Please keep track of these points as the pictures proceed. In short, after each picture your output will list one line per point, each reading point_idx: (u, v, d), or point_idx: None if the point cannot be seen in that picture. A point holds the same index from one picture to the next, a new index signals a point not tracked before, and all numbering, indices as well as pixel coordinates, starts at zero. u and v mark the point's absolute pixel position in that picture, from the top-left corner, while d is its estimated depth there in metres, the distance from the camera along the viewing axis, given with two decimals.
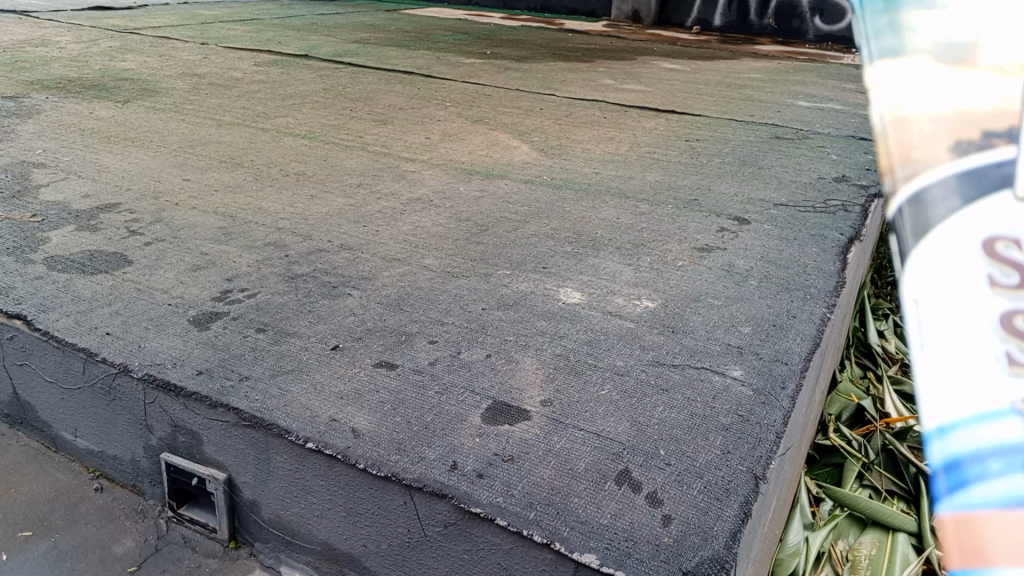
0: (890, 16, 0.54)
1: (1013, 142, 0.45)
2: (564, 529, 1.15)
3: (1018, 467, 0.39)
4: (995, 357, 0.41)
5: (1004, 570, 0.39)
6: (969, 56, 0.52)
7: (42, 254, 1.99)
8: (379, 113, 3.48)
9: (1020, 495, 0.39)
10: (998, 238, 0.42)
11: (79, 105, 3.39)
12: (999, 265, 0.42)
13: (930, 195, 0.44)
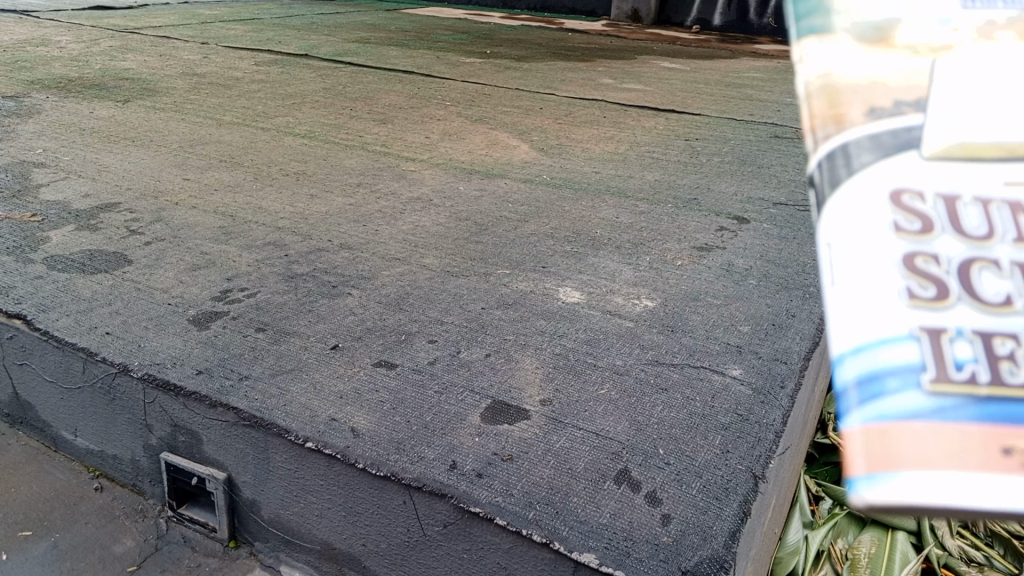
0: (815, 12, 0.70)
1: (917, 111, 0.61)
2: (564, 529, 1.15)
3: (911, 386, 0.53)
4: (895, 289, 0.56)
5: (907, 467, 0.50)
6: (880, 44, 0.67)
7: (42, 254, 2.00)
8: (379, 113, 3.48)
9: (913, 405, 0.52)
10: (902, 193, 0.58)
11: (79, 104, 3.39)
12: (903, 213, 0.58)
13: (847, 153, 0.60)
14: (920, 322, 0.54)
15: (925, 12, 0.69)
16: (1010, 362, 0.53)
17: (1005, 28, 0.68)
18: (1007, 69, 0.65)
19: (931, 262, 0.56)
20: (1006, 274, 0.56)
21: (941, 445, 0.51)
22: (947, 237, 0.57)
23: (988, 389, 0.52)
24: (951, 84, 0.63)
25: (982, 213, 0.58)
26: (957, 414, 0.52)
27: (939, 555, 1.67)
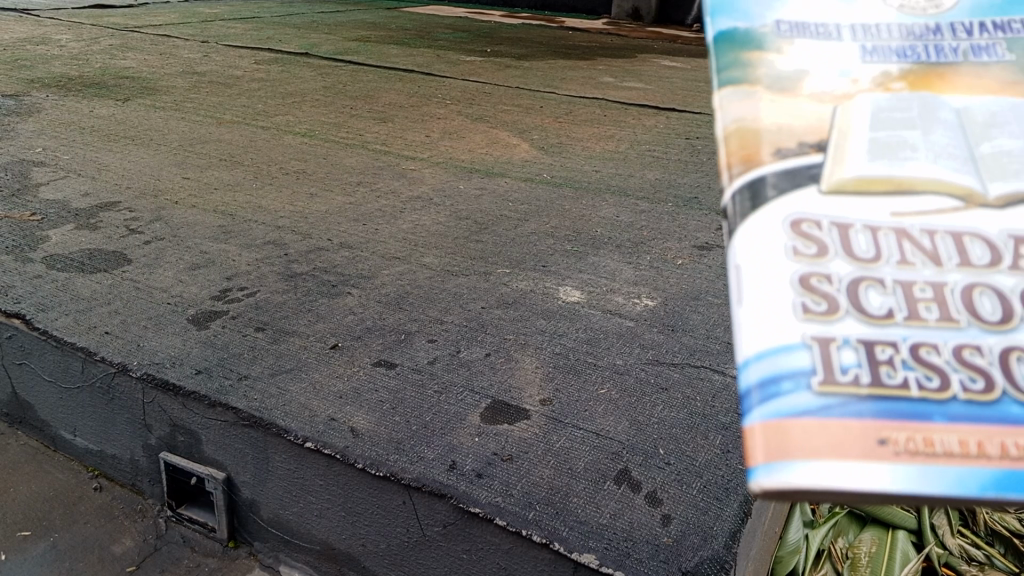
0: (736, 55, 0.77)
1: (818, 152, 0.70)
2: (564, 529, 1.15)
3: (803, 387, 0.59)
4: (791, 303, 0.63)
5: (798, 458, 0.57)
6: (792, 85, 0.75)
7: (41, 253, 1.99)
8: (379, 112, 3.47)
9: (804, 404, 0.59)
10: (800, 221, 0.66)
11: (79, 103, 3.38)
12: (799, 239, 0.66)
13: (755, 188, 0.69)
14: (811, 331, 0.61)
15: (831, 61, 0.76)
16: (892, 367, 0.60)
17: (902, 77, 0.75)
18: (904, 113, 0.72)
19: (823, 281, 0.64)
20: (889, 293, 0.63)
21: (828, 438, 0.57)
22: (838, 259, 0.65)
23: (870, 389, 0.59)
24: (849, 128, 0.71)
25: (870, 241, 0.66)
26: (843, 410, 0.58)
27: (939, 555, 1.67)
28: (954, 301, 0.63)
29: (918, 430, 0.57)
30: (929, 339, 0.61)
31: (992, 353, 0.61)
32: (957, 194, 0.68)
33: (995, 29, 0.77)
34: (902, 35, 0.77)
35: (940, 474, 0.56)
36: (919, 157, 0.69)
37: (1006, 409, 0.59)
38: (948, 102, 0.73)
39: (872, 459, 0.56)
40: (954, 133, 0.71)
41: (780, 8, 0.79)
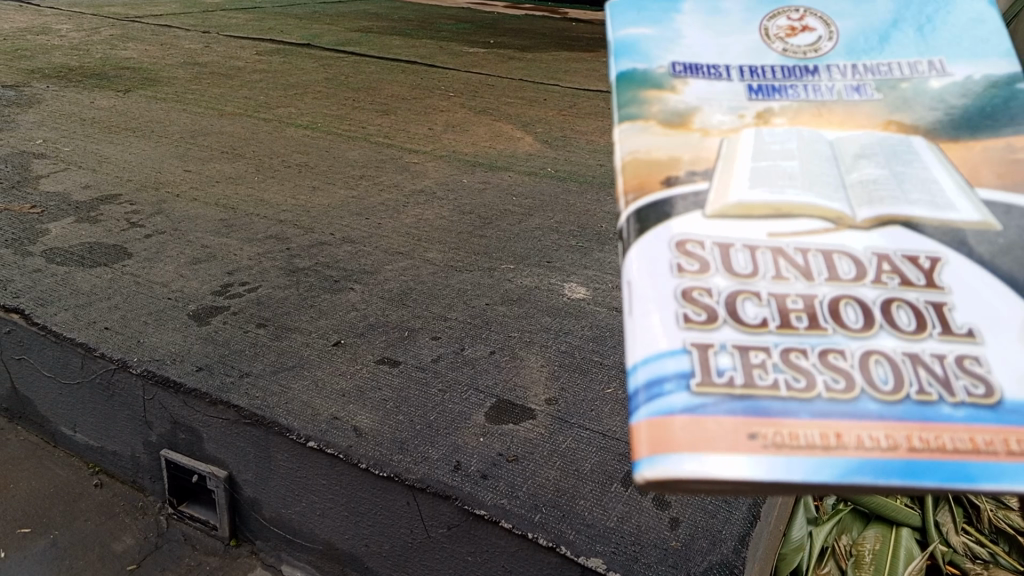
0: (633, 91, 0.75)
1: (706, 180, 0.68)
2: (570, 533, 1.13)
3: (681, 389, 0.58)
4: (673, 308, 0.62)
5: (674, 454, 0.56)
6: (686, 118, 0.73)
7: (41, 246, 1.97)
8: (382, 104, 3.45)
9: (680, 405, 0.58)
10: (686, 242, 0.65)
11: (80, 94, 3.36)
12: (685, 256, 0.64)
13: (645, 215, 0.67)
14: (689, 338, 0.60)
15: (718, 97, 0.74)
16: (761, 369, 0.59)
17: (783, 113, 0.73)
18: (782, 146, 0.70)
19: (704, 292, 0.62)
20: (764, 303, 0.62)
21: (704, 435, 0.56)
22: (717, 273, 0.63)
23: (743, 390, 0.58)
24: (734, 160, 0.69)
25: (748, 257, 0.64)
26: (718, 408, 0.57)
27: (945, 552, 1.60)
28: (821, 311, 0.62)
29: (785, 422, 0.57)
30: (798, 345, 0.60)
31: (858, 357, 0.60)
32: (827, 218, 0.66)
33: (866, 71, 0.75)
34: (784, 75, 0.75)
35: (806, 464, 0.55)
36: (791, 184, 0.68)
37: (868, 406, 0.58)
38: (822, 136, 0.72)
39: (740, 450, 0.56)
40: (825, 164, 0.70)
41: (675, 48, 0.77)
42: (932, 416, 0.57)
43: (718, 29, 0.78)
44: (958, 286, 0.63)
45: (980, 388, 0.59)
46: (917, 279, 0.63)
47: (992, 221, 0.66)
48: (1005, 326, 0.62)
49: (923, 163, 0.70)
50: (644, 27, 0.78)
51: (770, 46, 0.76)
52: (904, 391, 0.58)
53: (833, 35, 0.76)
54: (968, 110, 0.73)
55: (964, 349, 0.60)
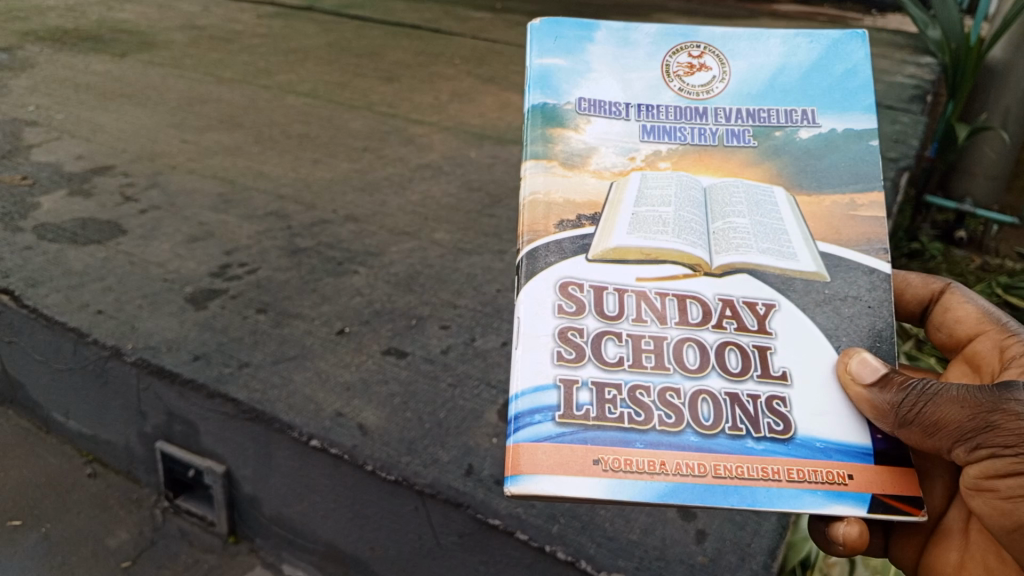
0: (544, 127, 0.91)
1: (592, 224, 0.86)
2: (591, 546, 1.06)
3: (546, 419, 0.77)
4: (548, 350, 0.80)
5: (532, 475, 0.73)
6: (584, 160, 0.90)
7: (32, 221, 1.88)
8: (386, 71, 3.33)
9: (541, 434, 0.76)
10: (570, 284, 0.83)
11: (74, 58, 3.25)
12: (566, 299, 0.83)
13: (536, 252, 0.85)
14: (560, 374, 0.79)
15: (615, 138, 0.92)
16: (613, 402, 0.78)
17: (668, 158, 0.92)
18: (662, 191, 0.89)
19: (576, 334, 0.81)
20: (623, 343, 0.82)
21: (559, 459, 0.75)
22: (590, 316, 0.82)
23: (595, 420, 0.77)
24: (617, 205, 0.88)
25: (617, 301, 0.84)
26: (572, 437, 0.76)
27: None
28: (668, 352, 0.82)
29: (623, 450, 0.76)
30: (644, 382, 0.80)
31: (689, 395, 0.80)
32: (688, 264, 0.86)
33: (747, 117, 0.93)
34: (675, 117, 0.93)
35: (634, 485, 0.75)
36: (665, 232, 0.86)
37: (689, 438, 0.78)
38: (699, 182, 0.91)
39: (586, 473, 0.74)
40: (697, 212, 0.89)
41: (583, 83, 0.93)
42: (734, 445, 0.78)
43: (625, 65, 0.94)
44: (782, 333, 0.85)
45: (781, 425, 0.79)
46: (751, 324, 0.84)
47: (821, 272, 0.87)
48: (811, 370, 0.83)
49: (779, 212, 0.89)
50: (558, 58, 0.94)
51: (668, 85, 0.94)
52: (719, 427, 0.79)
53: (725, 76, 0.94)
54: (824, 160, 0.92)
55: (775, 391, 0.82)
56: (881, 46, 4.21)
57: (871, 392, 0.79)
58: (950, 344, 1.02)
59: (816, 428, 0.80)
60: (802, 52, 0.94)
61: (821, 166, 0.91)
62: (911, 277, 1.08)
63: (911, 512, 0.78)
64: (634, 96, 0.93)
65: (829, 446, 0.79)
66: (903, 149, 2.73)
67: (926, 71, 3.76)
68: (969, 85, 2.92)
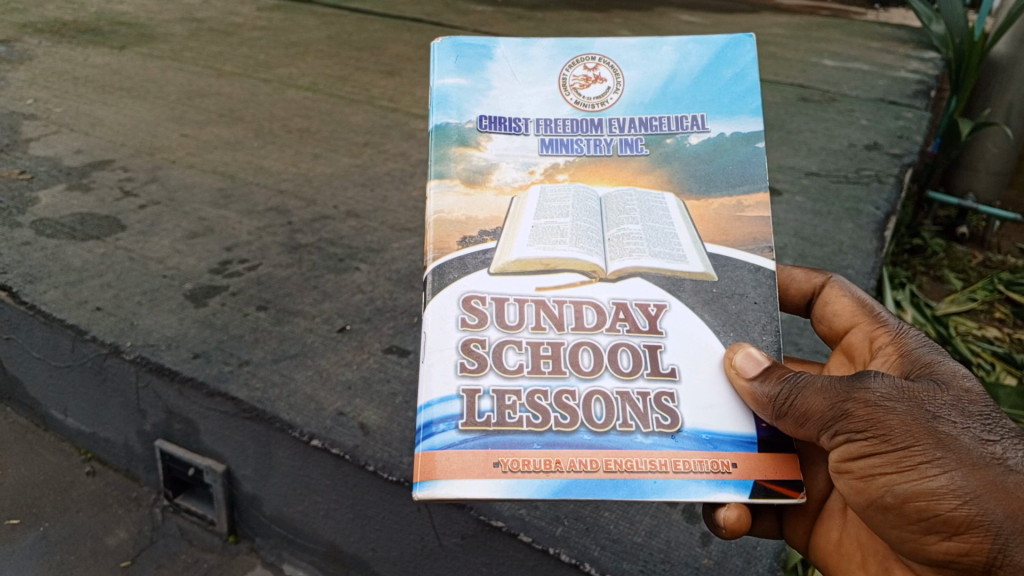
0: (447, 147, 0.99)
1: (492, 238, 0.95)
2: (595, 549, 1.05)
3: (451, 426, 0.84)
4: (453, 361, 0.88)
5: (438, 480, 0.80)
6: (484, 177, 0.99)
7: (30, 217, 1.86)
8: (387, 64, 3.31)
9: (448, 440, 0.83)
10: (473, 298, 0.92)
11: (73, 50, 3.22)
12: (469, 312, 0.91)
13: (442, 268, 0.93)
14: (462, 385, 0.86)
15: (514, 153, 1.02)
16: (511, 407, 0.86)
17: (565, 169, 1.02)
18: (561, 203, 0.99)
19: (478, 345, 0.89)
20: (523, 351, 0.90)
21: (462, 464, 0.82)
22: (492, 327, 0.90)
23: (496, 426, 0.85)
24: (517, 219, 0.97)
25: (517, 311, 0.92)
26: (474, 442, 0.83)
27: None
28: (564, 358, 0.90)
29: (521, 447, 0.84)
30: (541, 387, 0.88)
31: (583, 396, 0.88)
32: (585, 270, 0.95)
33: (640, 126, 1.03)
34: (572, 130, 1.03)
35: (531, 483, 0.82)
36: (562, 240, 0.95)
37: (584, 436, 0.85)
38: (595, 191, 1.01)
39: (487, 475, 0.81)
40: (593, 220, 0.98)
41: (483, 101, 1.02)
42: (622, 440, 0.85)
43: (524, 80, 1.05)
44: (671, 331, 0.93)
45: (668, 419, 0.87)
46: (641, 326, 0.93)
47: (710, 272, 0.97)
48: (698, 367, 0.92)
49: (669, 216, 0.99)
50: (459, 79, 1.03)
51: (566, 99, 1.04)
52: (610, 424, 0.87)
53: (619, 87, 1.04)
54: (712, 164, 1.02)
55: (664, 387, 0.90)
56: (884, 40, 4.19)
57: (754, 385, 0.88)
58: (830, 335, 1.08)
59: (700, 420, 0.88)
60: (692, 59, 1.05)
61: (710, 170, 1.02)
62: (796, 271, 1.12)
63: (790, 495, 0.85)
64: (532, 113, 1.03)
65: (711, 435, 0.87)
66: (907, 145, 2.72)
67: (930, 66, 3.75)
68: (972, 80, 2.90)
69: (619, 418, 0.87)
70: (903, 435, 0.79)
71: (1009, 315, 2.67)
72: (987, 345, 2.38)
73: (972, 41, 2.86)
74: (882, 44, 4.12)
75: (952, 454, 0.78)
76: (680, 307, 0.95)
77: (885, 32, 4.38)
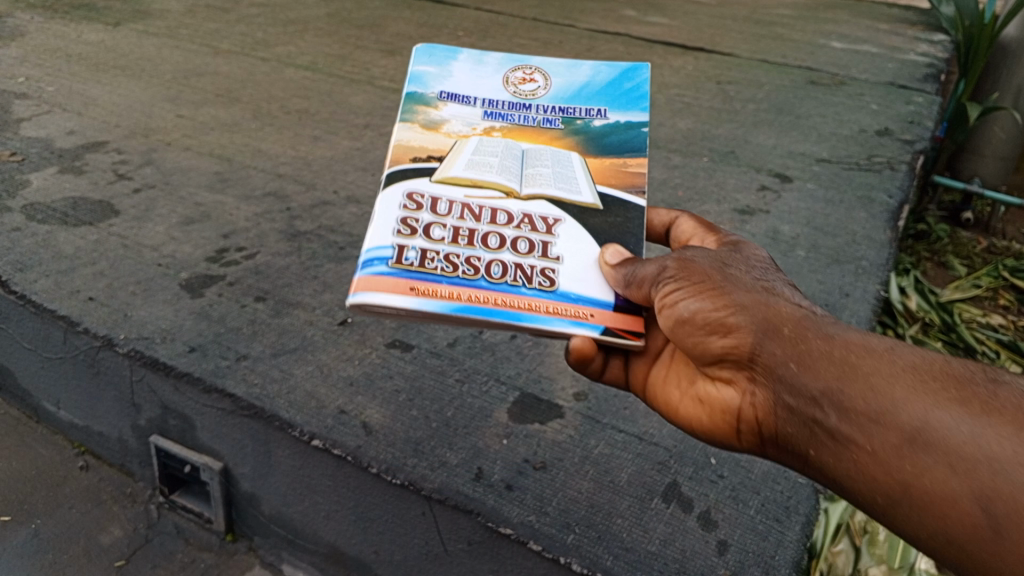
0: (410, 104, 1.10)
1: (435, 160, 1.03)
2: (607, 558, 1.01)
3: (381, 263, 0.92)
4: (392, 222, 0.96)
5: (363, 294, 0.88)
6: (436, 125, 1.08)
7: (21, 201, 1.81)
8: (387, 43, 3.24)
9: (377, 270, 0.91)
10: (416, 195, 1.00)
11: (67, 27, 3.15)
12: (410, 203, 0.99)
13: (391, 176, 1.01)
14: (395, 239, 0.95)
15: (464, 115, 1.10)
16: (431, 257, 0.94)
17: (500, 129, 1.10)
18: (491, 148, 1.07)
19: (414, 220, 0.97)
20: (447, 229, 0.98)
21: (381, 284, 0.90)
22: (427, 211, 0.98)
23: (416, 267, 0.92)
24: (456, 151, 1.05)
25: (448, 205, 1.00)
26: (396, 275, 0.91)
27: None
28: (477, 235, 0.98)
29: (422, 277, 0.92)
30: (455, 251, 0.95)
31: (487, 260, 0.96)
32: (501, 190, 1.03)
33: (559, 111, 1.13)
34: (508, 107, 1.13)
35: (436, 304, 0.89)
36: (490, 170, 1.04)
37: (482, 283, 0.93)
38: (519, 145, 1.09)
39: (398, 292, 0.89)
40: (515, 162, 1.07)
41: (445, 82, 1.13)
42: (508, 289, 0.93)
43: (477, 73, 1.16)
44: (565, 236, 1.00)
45: (550, 282, 0.95)
46: (543, 227, 1.00)
47: (599, 203, 1.05)
48: (582, 256, 0.99)
49: (574, 167, 1.07)
50: (429, 67, 1.15)
51: (505, 89, 1.14)
52: (506, 279, 0.94)
53: (547, 86, 1.15)
54: (613, 138, 1.10)
55: (556, 264, 0.97)
56: (893, 22, 4.12)
57: (614, 271, 0.96)
58: None
59: (582, 289, 0.96)
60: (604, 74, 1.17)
61: (611, 142, 1.10)
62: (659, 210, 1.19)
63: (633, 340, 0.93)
64: (482, 93, 1.14)
65: (586, 297, 0.95)
66: (919, 130, 2.66)
67: (939, 49, 3.68)
68: (981, 64, 2.84)
69: (507, 273, 0.94)
70: (699, 274, 0.89)
71: (1014, 302, 2.61)
72: (992, 332, 2.31)
73: (982, 24, 2.80)
74: (890, 26, 4.05)
75: (733, 286, 0.87)
76: (572, 220, 1.02)
77: (893, 13, 4.30)
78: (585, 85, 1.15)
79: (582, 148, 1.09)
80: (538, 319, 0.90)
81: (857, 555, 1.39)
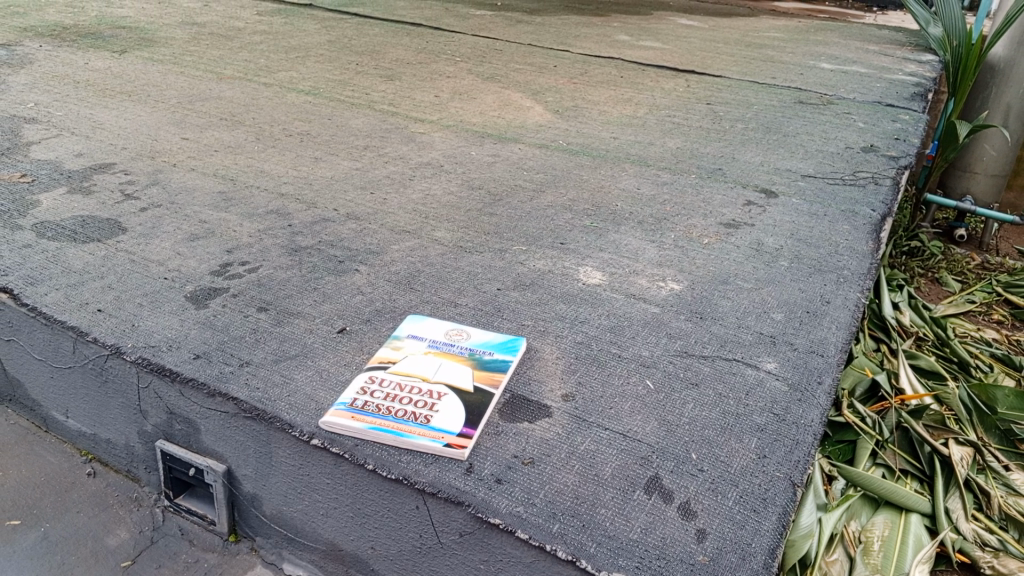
0: (390, 339, 1.44)
1: (387, 363, 1.36)
2: (591, 545, 1.06)
3: (343, 404, 1.26)
4: (358, 382, 1.31)
5: (330, 416, 1.24)
6: (398, 345, 1.41)
7: (31, 219, 1.88)
8: (387, 68, 3.34)
9: (342, 403, 1.26)
10: (373, 374, 1.32)
11: (74, 54, 3.24)
12: (368, 377, 1.32)
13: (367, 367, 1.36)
14: (353, 391, 1.29)
15: (414, 342, 1.42)
16: (371, 405, 1.25)
17: (432, 347, 1.40)
18: (418, 360, 1.36)
19: (371, 381, 1.30)
20: (388, 386, 1.29)
21: (340, 413, 1.24)
22: (382, 374, 1.32)
23: (361, 405, 1.25)
24: (400, 361, 1.36)
25: (390, 377, 1.31)
26: (349, 410, 1.25)
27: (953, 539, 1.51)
28: (399, 390, 1.28)
29: (363, 409, 1.25)
30: (384, 399, 1.26)
31: (396, 405, 1.25)
32: (417, 376, 1.31)
33: (468, 346, 1.41)
34: (443, 342, 1.42)
35: (364, 425, 1.22)
36: (415, 369, 1.33)
37: (389, 417, 1.23)
38: (435, 355, 1.37)
39: (347, 420, 1.23)
40: (429, 362, 1.35)
41: (411, 329, 1.47)
42: (400, 419, 1.22)
43: (431, 328, 1.48)
44: (450, 396, 1.27)
45: (424, 416, 1.22)
46: (438, 391, 1.27)
47: (469, 389, 1.29)
48: (453, 411, 1.24)
49: (464, 372, 1.33)
50: (408, 323, 1.49)
51: (445, 336, 1.45)
52: (401, 413, 1.23)
53: (469, 338, 1.45)
54: (500, 360, 1.39)
55: (433, 407, 1.24)
56: (882, 44, 4.21)
57: None
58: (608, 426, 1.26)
59: (446, 424, 1.22)
60: (501, 339, 1.46)
61: (501, 364, 1.38)
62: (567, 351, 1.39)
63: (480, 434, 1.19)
64: (429, 334, 1.45)
65: (447, 433, 1.20)
66: (903, 147, 2.73)
67: (927, 69, 3.76)
68: (969, 82, 2.94)
69: (400, 409, 1.24)
70: None
71: (1007, 317, 2.65)
72: (985, 347, 2.36)
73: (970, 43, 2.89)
74: (878, 47, 4.14)
75: None
76: (456, 395, 1.27)
77: (883, 35, 4.39)
78: (486, 343, 1.44)
79: (479, 366, 1.36)
80: (409, 438, 1.19)
81: (852, 564, 1.44)
